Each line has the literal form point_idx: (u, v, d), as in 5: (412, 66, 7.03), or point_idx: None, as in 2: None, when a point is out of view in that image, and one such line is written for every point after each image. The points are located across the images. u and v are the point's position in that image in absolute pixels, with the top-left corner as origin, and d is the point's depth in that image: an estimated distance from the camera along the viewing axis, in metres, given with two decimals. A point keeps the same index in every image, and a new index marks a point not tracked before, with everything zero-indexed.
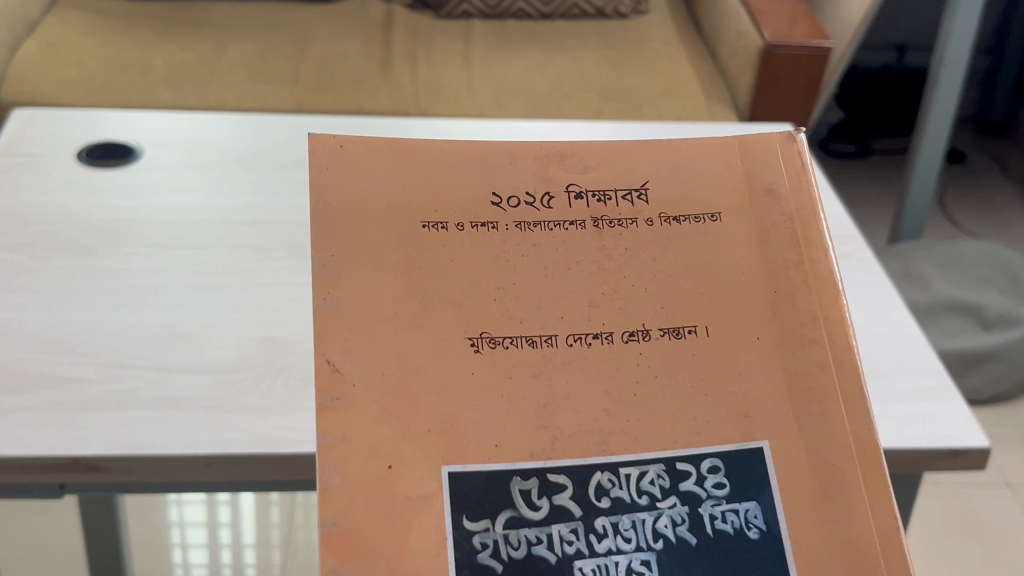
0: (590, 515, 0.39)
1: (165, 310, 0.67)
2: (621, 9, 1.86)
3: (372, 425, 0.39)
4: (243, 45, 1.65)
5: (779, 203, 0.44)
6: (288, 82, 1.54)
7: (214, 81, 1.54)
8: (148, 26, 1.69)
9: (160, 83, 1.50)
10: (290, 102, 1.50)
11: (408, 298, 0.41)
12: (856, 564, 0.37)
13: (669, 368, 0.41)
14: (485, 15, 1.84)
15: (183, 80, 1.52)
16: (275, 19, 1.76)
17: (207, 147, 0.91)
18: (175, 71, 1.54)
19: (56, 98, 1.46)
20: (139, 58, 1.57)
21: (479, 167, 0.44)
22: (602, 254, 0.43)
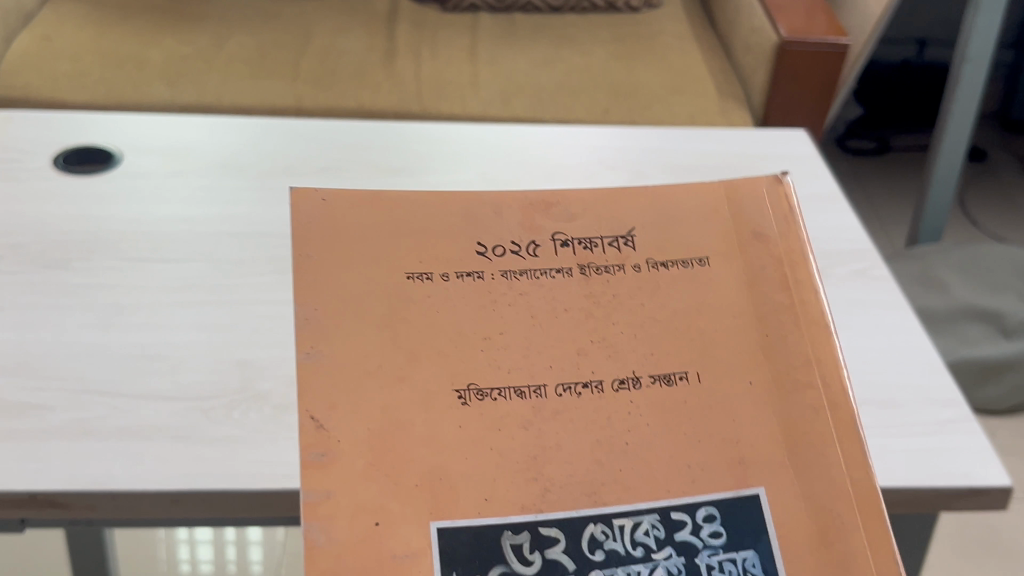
0: (584, 568, 0.37)
1: (147, 321, 0.52)
2: (632, 3, 1.59)
3: (358, 481, 0.38)
4: (244, 38, 1.42)
5: (768, 247, 0.43)
6: (286, 76, 1.33)
7: (215, 76, 1.31)
8: (125, 18, 1.43)
9: (152, 77, 1.29)
10: (290, 97, 1.29)
11: (393, 350, 0.41)
12: None
13: (661, 416, 0.40)
14: (493, 9, 1.59)
15: (169, 68, 1.31)
16: (278, 9, 1.53)
17: (199, 148, 0.73)
18: (170, 66, 1.32)
19: (50, 94, 1.24)
20: (135, 51, 1.34)
21: (463, 218, 0.44)
22: (590, 302, 0.42)
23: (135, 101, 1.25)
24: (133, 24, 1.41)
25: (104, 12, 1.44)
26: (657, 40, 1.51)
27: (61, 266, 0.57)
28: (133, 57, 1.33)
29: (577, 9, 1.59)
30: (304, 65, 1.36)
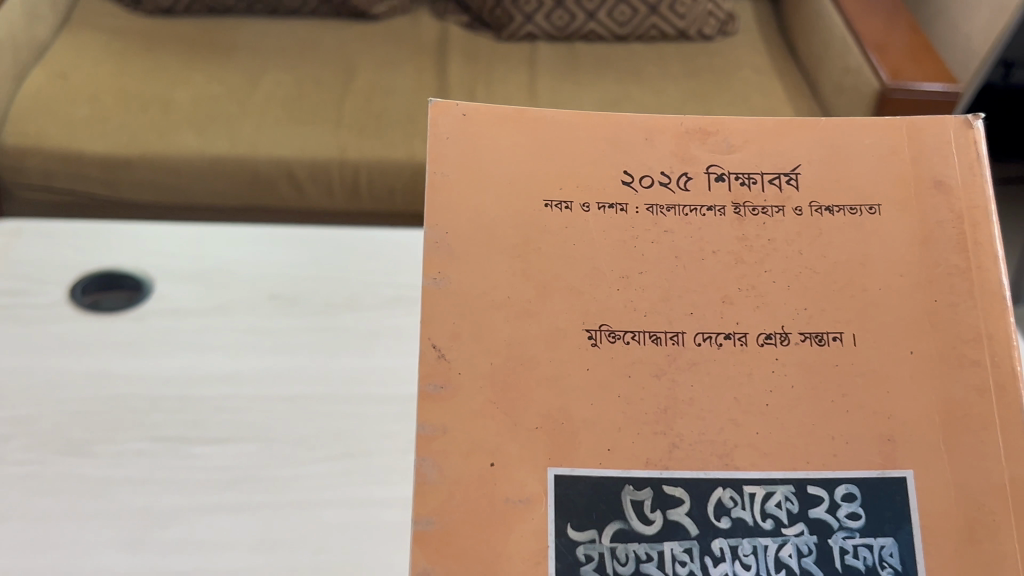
0: (708, 535, 0.36)
1: (186, 537, 0.55)
2: (704, 31, 1.36)
3: (477, 419, 0.37)
4: (281, 73, 1.23)
5: (948, 199, 0.38)
6: (301, 121, 1.17)
7: (250, 120, 1.16)
8: (139, 49, 1.24)
9: (186, 121, 1.14)
10: (333, 146, 1.15)
11: (523, 282, 0.38)
12: None
13: (808, 378, 0.37)
14: (552, 37, 1.35)
15: (168, 114, 1.14)
16: (316, 39, 1.31)
17: (241, 273, 0.73)
18: (203, 110, 1.16)
19: (65, 144, 1.11)
20: (158, 90, 1.17)
21: (610, 143, 0.40)
22: (742, 245, 0.39)
23: (164, 151, 1.11)
24: (160, 53, 1.24)
25: (123, 39, 1.26)
26: (736, 77, 1.30)
27: (90, 456, 0.59)
28: (148, 96, 1.16)
29: (643, 38, 1.36)
30: (342, 107, 1.19)
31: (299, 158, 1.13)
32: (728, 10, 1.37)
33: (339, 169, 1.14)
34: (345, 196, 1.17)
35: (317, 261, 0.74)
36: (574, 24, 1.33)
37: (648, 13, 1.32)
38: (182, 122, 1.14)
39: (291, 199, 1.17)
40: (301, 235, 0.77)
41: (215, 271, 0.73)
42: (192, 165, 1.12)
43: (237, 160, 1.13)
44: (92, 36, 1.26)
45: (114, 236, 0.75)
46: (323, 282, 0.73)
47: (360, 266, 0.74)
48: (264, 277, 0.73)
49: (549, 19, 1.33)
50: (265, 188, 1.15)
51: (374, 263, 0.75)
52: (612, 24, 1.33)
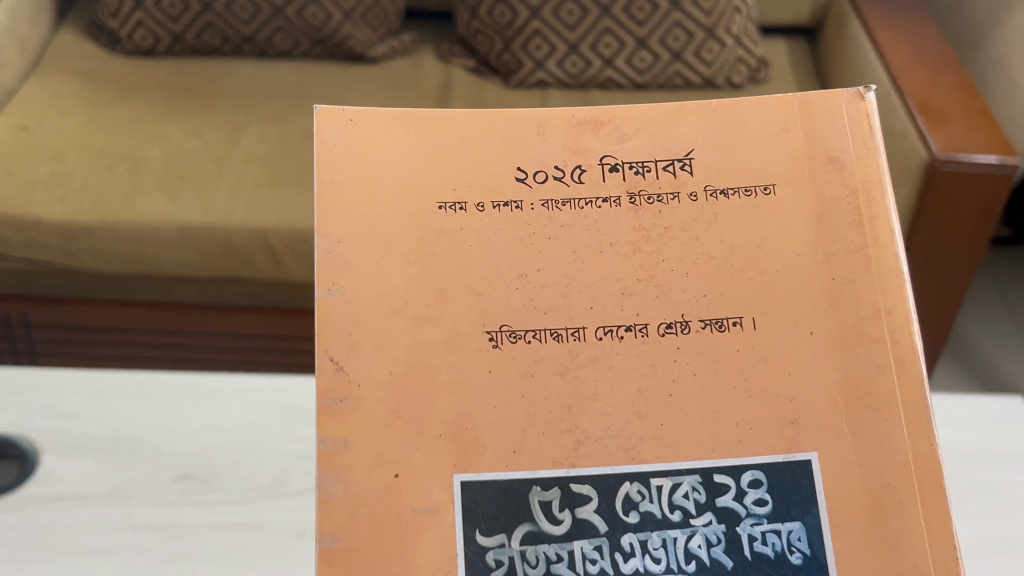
0: (617, 531, 0.35)
1: None
2: (733, 78, 1.38)
3: (379, 430, 0.36)
4: (264, 126, 1.26)
5: (842, 176, 0.38)
6: (271, 183, 1.18)
7: (222, 183, 1.17)
8: (105, 102, 1.27)
9: (152, 183, 1.16)
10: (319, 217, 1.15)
11: (419, 287, 0.38)
12: None
13: (711, 366, 0.36)
14: (565, 85, 1.38)
15: (135, 178, 1.16)
16: (309, 86, 1.36)
17: (146, 443, 0.56)
18: (174, 169, 1.18)
19: (22, 209, 1.13)
20: (131, 147, 1.19)
21: (504, 138, 0.39)
22: (639, 235, 0.38)
23: (126, 219, 1.13)
24: (130, 104, 1.27)
25: (96, 89, 1.29)
26: None
27: None
28: (115, 155, 1.18)
29: (665, 85, 1.38)
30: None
31: (279, 229, 1.14)
32: (758, 58, 1.40)
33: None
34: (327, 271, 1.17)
35: (239, 421, 0.58)
36: (589, 70, 1.35)
37: (671, 60, 1.34)
38: (147, 186, 1.15)
39: (270, 269, 1.18)
40: (218, 388, 0.60)
41: (115, 439, 0.57)
42: (163, 232, 1.13)
43: (209, 228, 1.14)
44: (62, 83, 1.29)
45: (25, 386, 0.59)
46: (246, 463, 0.56)
47: (283, 426, 0.58)
48: (180, 452, 0.56)
49: (562, 66, 1.35)
50: (238, 258, 1.16)
51: (310, 427, 0.58)
52: (630, 70, 1.35)
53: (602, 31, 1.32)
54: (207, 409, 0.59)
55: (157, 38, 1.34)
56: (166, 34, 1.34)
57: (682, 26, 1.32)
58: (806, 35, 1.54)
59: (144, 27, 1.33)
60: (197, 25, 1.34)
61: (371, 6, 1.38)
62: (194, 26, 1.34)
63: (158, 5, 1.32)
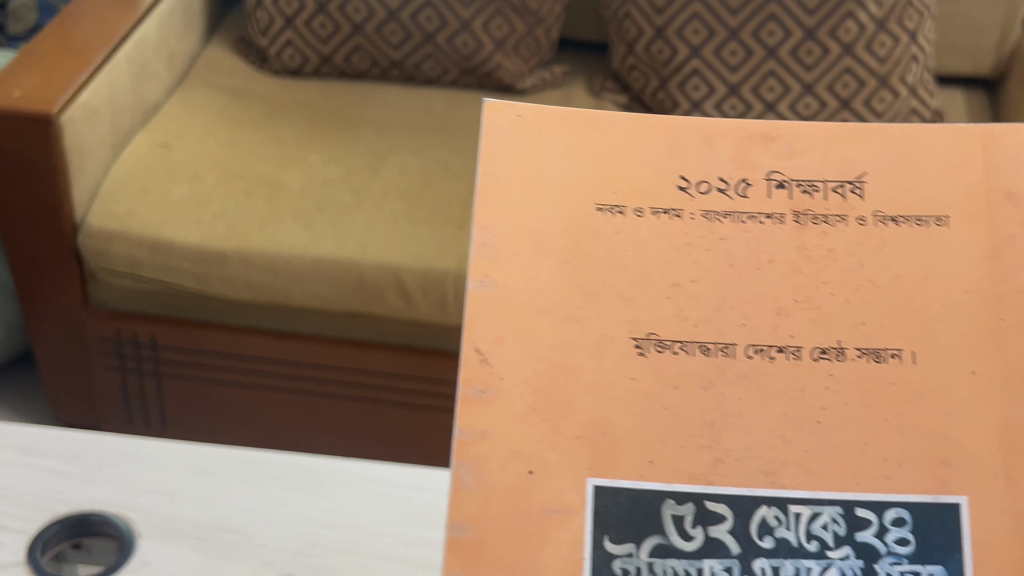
0: (749, 554, 0.35)
1: None
2: None
3: (517, 426, 0.36)
4: (405, 155, 1.19)
5: (1021, 215, 0.36)
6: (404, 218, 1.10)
7: (359, 214, 1.10)
8: (242, 126, 1.21)
9: (287, 214, 1.10)
10: (450, 258, 1.07)
11: (570, 288, 0.37)
12: None
13: (863, 396, 0.35)
14: None
15: (266, 213, 1.10)
16: (453, 116, 1.29)
17: (251, 534, 0.46)
18: (312, 197, 1.12)
19: (154, 231, 1.08)
20: (270, 172, 1.14)
21: (670, 146, 0.38)
22: (801, 255, 0.37)
23: (259, 249, 1.07)
24: (262, 129, 1.21)
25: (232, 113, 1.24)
26: None
27: None
28: (246, 182, 1.13)
29: None
30: (464, 207, 1.12)
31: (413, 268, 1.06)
32: (933, 112, 1.25)
33: (456, 283, 1.07)
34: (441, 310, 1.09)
35: (352, 517, 0.47)
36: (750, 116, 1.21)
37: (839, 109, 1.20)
38: (281, 218, 1.09)
39: (398, 308, 1.09)
40: (323, 477, 0.49)
41: (217, 527, 0.46)
42: (295, 264, 1.07)
43: (341, 263, 1.07)
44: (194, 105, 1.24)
45: (128, 460, 0.49)
46: (361, 572, 0.44)
47: (405, 526, 0.47)
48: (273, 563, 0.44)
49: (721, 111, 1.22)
50: (368, 292, 1.08)
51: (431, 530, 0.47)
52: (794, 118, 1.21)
53: (766, 74, 1.20)
54: (322, 502, 0.48)
55: (305, 58, 1.32)
56: (315, 55, 1.32)
57: (853, 72, 1.18)
58: (988, 85, 1.38)
59: (293, 46, 1.31)
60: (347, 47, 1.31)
61: (524, 36, 1.31)
62: (343, 48, 1.31)
63: (310, 26, 1.29)
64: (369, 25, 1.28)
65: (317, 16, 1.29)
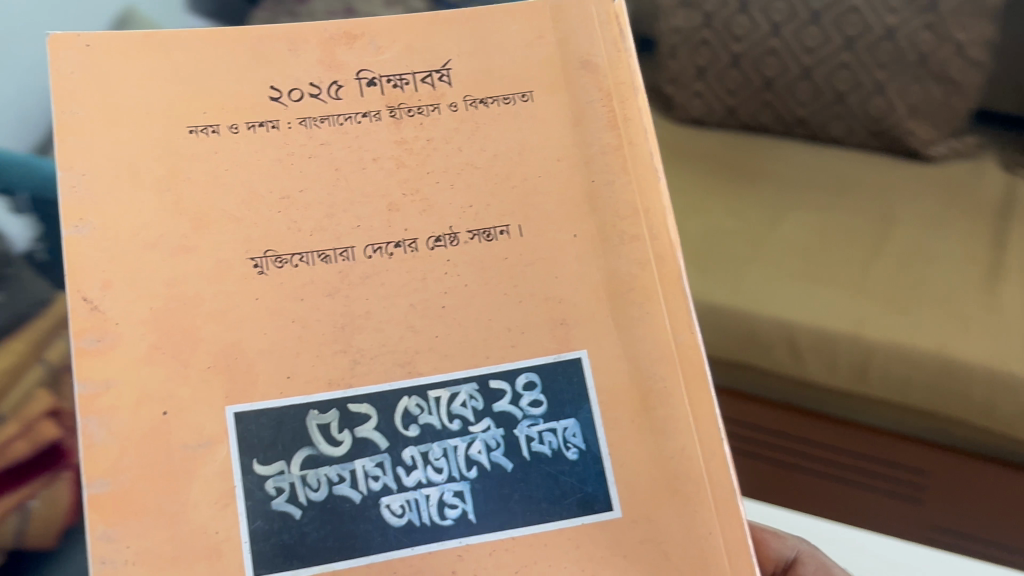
0: (398, 446, 0.35)
1: None
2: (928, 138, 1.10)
3: (142, 369, 0.35)
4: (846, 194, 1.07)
5: (595, 80, 0.38)
6: (856, 284, 0.97)
7: (755, 267, 1.00)
8: (848, 192, 1.07)
9: (683, 250, 1.02)
10: (849, 319, 0.94)
11: (174, 217, 0.36)
12: (672, 478, 0.36)
13: (479, 274, 0.37)
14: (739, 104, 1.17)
15: (814, 266, 0.99)
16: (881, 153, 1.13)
17: None
18: (708, 245, 1.02)
19: None
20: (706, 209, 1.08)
21: (254, 58, 0.37)
22: (402, 149, 0.37)
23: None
24: (930, 212, 1.03)
25: (950, 201, 1.05)
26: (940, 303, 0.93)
27: None
28: (869, 249, 1.00)
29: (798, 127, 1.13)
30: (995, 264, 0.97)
31: (805, 326, 0.96)
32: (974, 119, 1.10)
33: (848, 346, 0.94)
34: (853, 376, 0.97)
35: None
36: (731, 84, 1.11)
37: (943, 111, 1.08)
38: (786, 267, 0.99)
39: (787, 365, 1.00)
40: None
41: None
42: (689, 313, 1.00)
43: (735, 314, 0.98)
44: (919, 189, 1.06)
45: None
46: None
47: None
48: None
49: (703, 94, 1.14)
50: (757, 345, 1.00)
51: None
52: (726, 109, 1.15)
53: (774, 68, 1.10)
54: None
55: None
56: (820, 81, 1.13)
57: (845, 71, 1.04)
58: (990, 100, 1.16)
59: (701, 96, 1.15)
60: (831, 64, 1.05)
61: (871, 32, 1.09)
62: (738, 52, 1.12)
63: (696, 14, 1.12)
64: (864, 41, 1.03)
65: (736, 15, 1.08)
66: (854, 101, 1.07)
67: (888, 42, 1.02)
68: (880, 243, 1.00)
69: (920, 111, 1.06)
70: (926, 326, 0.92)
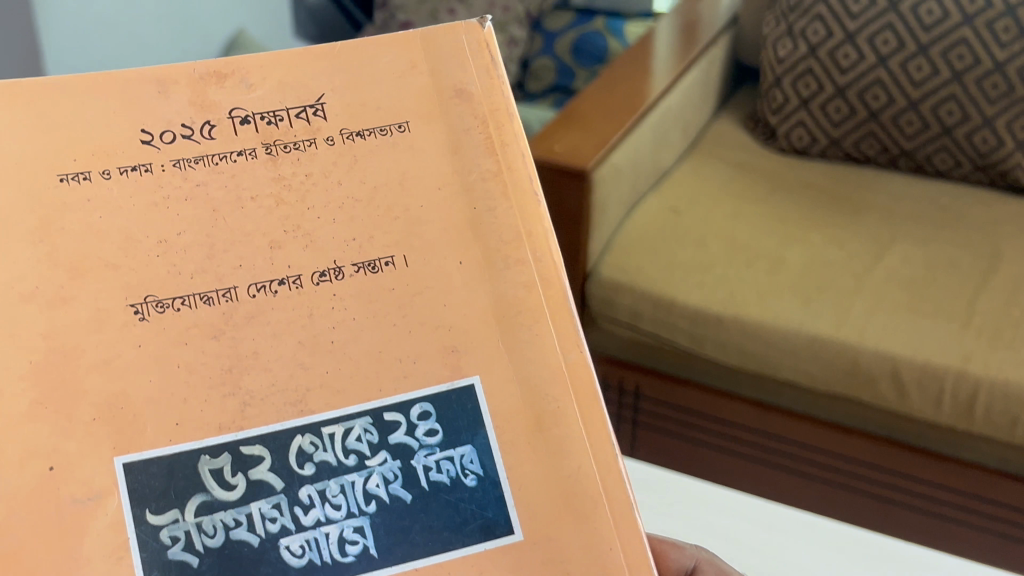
0: (293, 486, 0.35)
1: None
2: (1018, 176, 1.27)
3: (24, 424, 0.34)
4: (907, 251, 1.19)
5: (471, 108, 0.39)
6: (960, 322, 1.08)
7: (859, 299, 1.12)
8: (960, 232, 1.23)
9: (789, 291, 1.14)
10: (956, 355, 1.04)
11: (49, 267, 0.35)
12: (569, 496, 0.36)
13: (366, 307, 0.36)
14: (830, 139, 1.38)
15: (918, 301, 1.11)
16: (953, 217, 1.27)
17: None
18: (812, 276, 1.16)
19: (660, 289, 1.18)
20: (776, 256, 1.19)
21: (124, 102, 0.36)
22: (281, 186, 0.37)
23: (755, 316, 1.13)
24: None
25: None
26: None
27: None
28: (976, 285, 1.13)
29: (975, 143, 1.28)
30: None
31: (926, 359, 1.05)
32: None
33: (956, 382, 1.04)
34: (960, 415, 1.06)
35: None
36: (901, 116, 1.31)
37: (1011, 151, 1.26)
38: (892, 304, 1.11)
39: (890, 400, 1.10)
40: None
41: None
42: (791, 339, 1.11)
43: (837, 342, 1.09)
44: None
45: None
46: None
47: None
48: None
49: (897, 125, 1.32)
50: (859, 379, 1.10)
51: None
52: (897, 131, 1.32)
53: (946, 95, 1.27)
54: None
55: (852, 109, 1.34)
56: (825, 136, 1.38)
57: None
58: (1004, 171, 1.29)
59: (805, 127, 1.39)
60: (938, 96, 1.28)
61: (988, 70, 1.24)
62: (861, 82, 1.32)
63: (835, 54, 1.33)
64: (971, 73, 1.25)
65: (842, 46, 1.32)
66: (958, 133, 1.29)
67: (996, 75, 1.24)
68: (988, 276, 1.15)
69: None
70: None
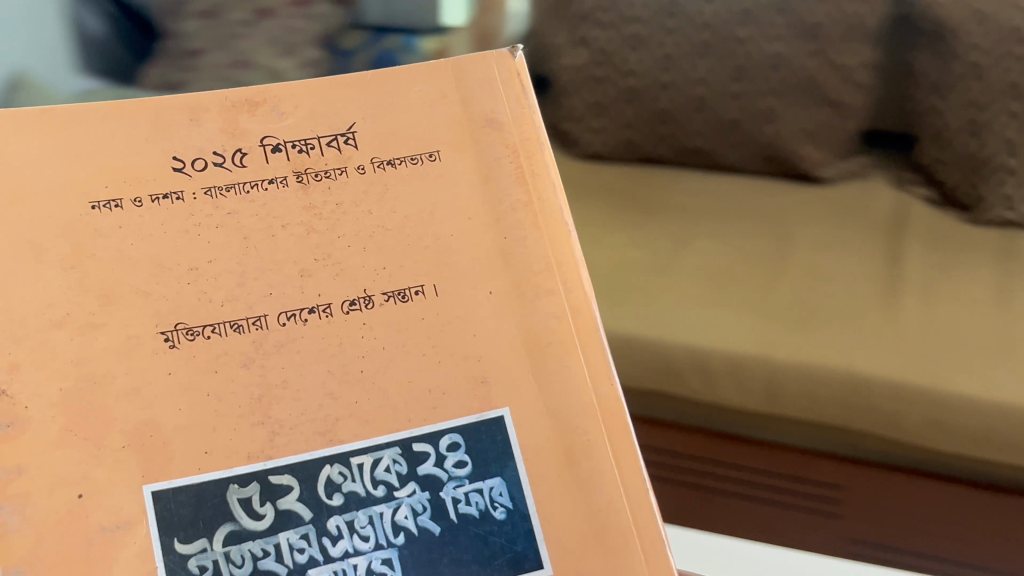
0: (322, 516, 0.35)
1: None
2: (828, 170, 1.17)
3: (54, 453, 0.34)
4: (711, 244, 1.06)
5: (501, 137, 0.39)
6: (751, 302, 0.98)
7: (669, 282, 1.01)
8: (745, 222, 1.10)
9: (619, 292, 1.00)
10: (754, 342, 0.94)
11: (81, 295, 0.35)
12: (601, 530, 0.35)
13: (397, 337, 0.36)
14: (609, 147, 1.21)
15: (711, 295, 0.99)
16: (753, 203, 1.13)
17: None
18: (608, 276, 1.02)
19: None
20: (618, 252, 1.06)
21: (155, 130, 0.37)
22: (311, 214, 0.37)
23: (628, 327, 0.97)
24: (829, 235, 1.08)
25: (837, 220, 1.10)
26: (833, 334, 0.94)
27: None
28: (770, 266, 1.02)
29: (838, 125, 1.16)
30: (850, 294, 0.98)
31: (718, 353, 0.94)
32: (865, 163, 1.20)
33: (764, 370, 0.93)
34: (761, 399, 0.95)
35: None
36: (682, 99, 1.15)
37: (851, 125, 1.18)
38: (686, 295, 0.99)
39: (700, 391, 0.97)
40: None
41: None
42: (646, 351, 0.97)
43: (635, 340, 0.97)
44: (820, 214, 1.12)
45: None
46: None
47: None
48: None
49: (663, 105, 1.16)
50: (668, 372, 0.97)
51: None
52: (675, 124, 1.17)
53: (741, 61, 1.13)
54: None
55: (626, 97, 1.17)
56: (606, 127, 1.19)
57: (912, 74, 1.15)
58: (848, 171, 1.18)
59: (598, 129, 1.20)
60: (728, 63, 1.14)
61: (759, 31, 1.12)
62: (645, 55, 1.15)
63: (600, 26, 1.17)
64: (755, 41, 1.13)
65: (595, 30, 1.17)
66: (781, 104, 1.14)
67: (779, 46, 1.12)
68: (780, 257, 1.04)
69: (817, 134, 1.16)
70: (902, 353, 0.92)
